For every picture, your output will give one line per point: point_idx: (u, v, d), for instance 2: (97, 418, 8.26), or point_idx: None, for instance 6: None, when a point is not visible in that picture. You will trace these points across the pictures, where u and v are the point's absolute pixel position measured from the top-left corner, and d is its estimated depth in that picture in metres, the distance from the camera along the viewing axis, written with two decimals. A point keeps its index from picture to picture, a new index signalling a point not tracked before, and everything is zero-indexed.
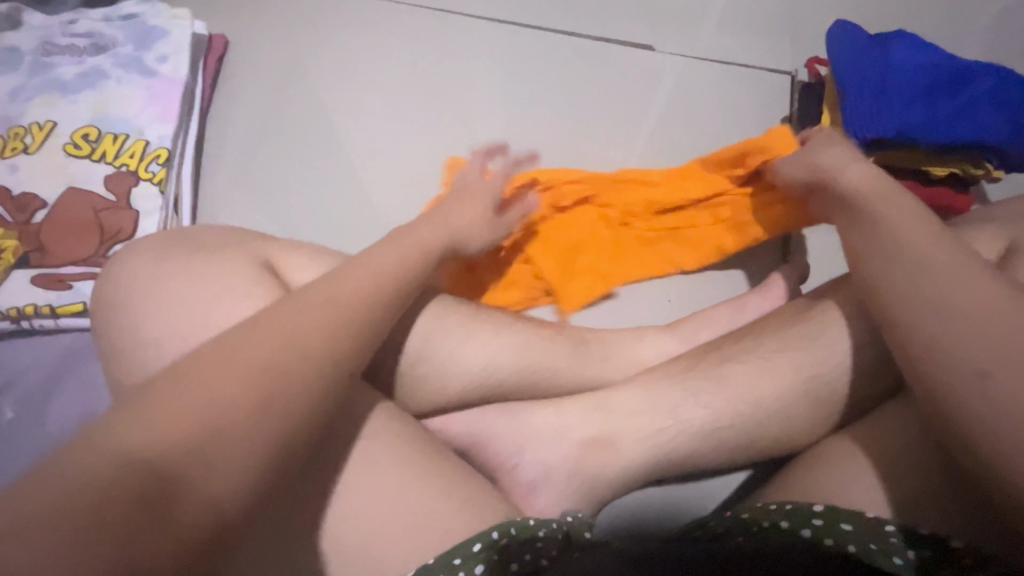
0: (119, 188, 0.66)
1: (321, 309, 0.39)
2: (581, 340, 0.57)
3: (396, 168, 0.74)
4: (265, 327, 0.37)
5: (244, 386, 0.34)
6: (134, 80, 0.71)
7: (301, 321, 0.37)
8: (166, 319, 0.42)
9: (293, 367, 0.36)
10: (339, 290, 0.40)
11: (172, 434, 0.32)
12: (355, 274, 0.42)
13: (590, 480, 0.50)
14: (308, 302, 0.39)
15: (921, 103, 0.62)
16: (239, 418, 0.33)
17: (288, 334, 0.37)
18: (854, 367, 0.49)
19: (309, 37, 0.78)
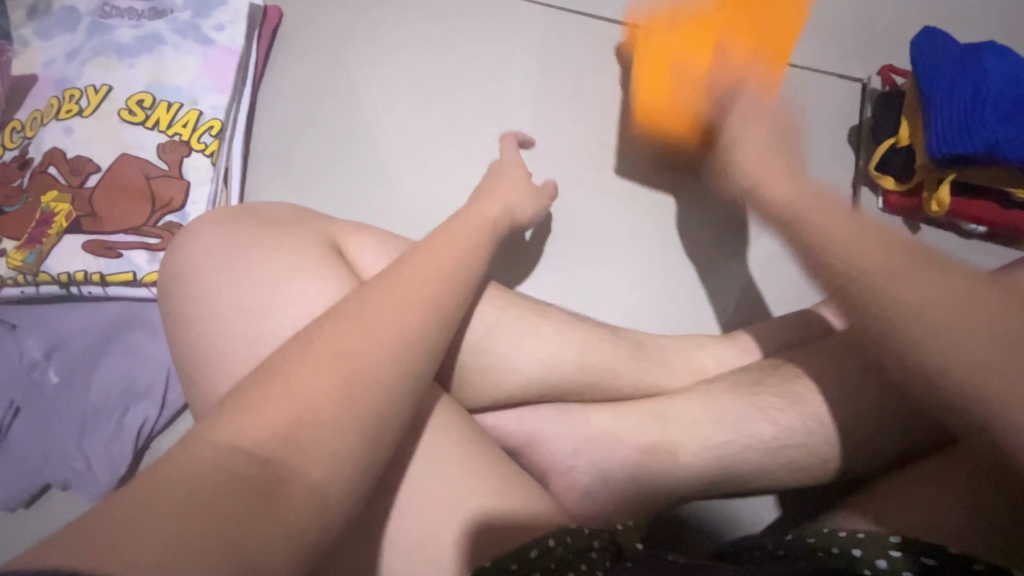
0: (171, 158, 0.65)
1: (402, 298, 0.40)
2: (638, 344, 0.56)
3: (449, 154, 0.73)
4: (351, 318, 0.38)
5: (332, 374, 0.35)
6: (191, 48, 0.70)
7: (385, 312, 0.39)
8: (241, 295, 0.42)
9: (375, 352, 0.37)
10: (419, 281, 0.42)
11: (272, 424, 0.33)
12: (424, 265, 0.43)
13: (646, 490, 0.48)
14: (389, 292, 0.40)
15: (1014, 119, 0.58)
16: (330, 403, 0.34)
17: (372, 322, 0.38)
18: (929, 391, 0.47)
19: (365, 14, 0.76)
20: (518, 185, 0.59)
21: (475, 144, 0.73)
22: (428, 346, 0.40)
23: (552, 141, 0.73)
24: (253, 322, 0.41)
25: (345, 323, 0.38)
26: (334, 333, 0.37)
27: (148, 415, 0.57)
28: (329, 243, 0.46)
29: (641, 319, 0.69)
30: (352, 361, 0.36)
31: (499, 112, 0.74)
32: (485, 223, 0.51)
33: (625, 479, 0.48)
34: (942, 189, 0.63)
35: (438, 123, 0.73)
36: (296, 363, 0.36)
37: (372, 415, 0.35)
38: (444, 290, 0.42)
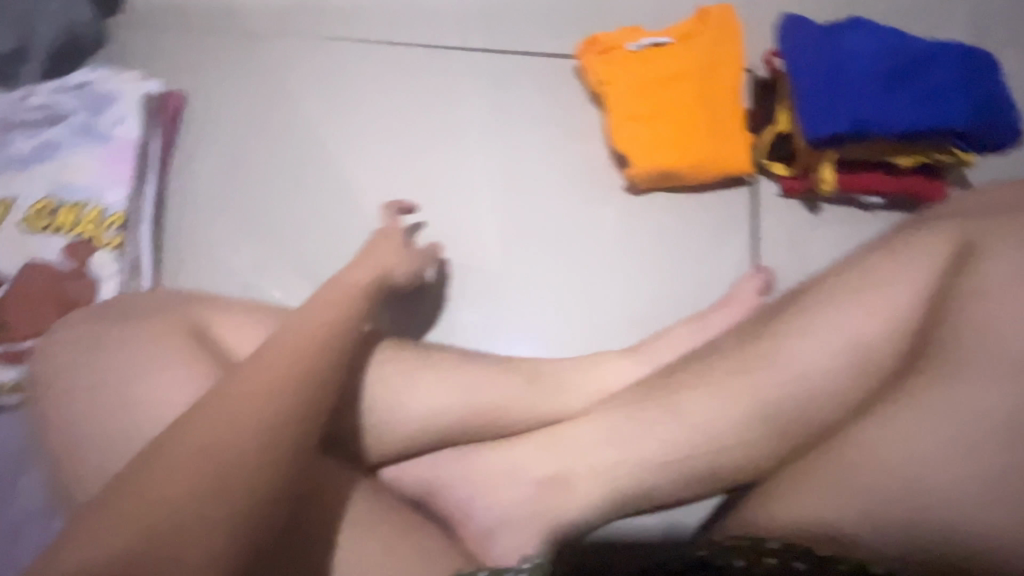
0: (78, 257, 0.68)
1: (264, 380, 0.41)
2: (536, 373, 0.55)
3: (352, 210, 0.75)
4: (208, 412, 0.39)
5: (188, 478, 0.35)
6: (89, 148, 0.73)
7: (242, 398, 0.39)
8: (104, 396, 0.43)
9: (235, 445, 0.37)
10: (280, 357, 0.42)
11: (124, 544, 0.33)
12: (288, 337, 0.44)
13: (545, 525, 0.48)
14: (249, 377, 0.41)
15: (876, 94, 0.59)
16: (187, 511, 0.35)
17: (229, 412, 0.38)
18: (829, 386, 0.44)
19: (262, 90, 0.80)
20: (390, 242, 0.60)
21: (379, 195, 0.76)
22: (295, 424, 0.40)
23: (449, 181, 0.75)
24: (118, 421, 0.43)
25: (202, 420, 0.38)
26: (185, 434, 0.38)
27: None
28: (192, 329, 0.47)
29: (559, 342, 0.69)
30: (211, 461, 0.36)
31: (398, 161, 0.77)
32: (356, 284, 0.52)
33: (522, 516, 0.48)
34: (823, 170, 0.63)
35: (340, 182, 0.77)
36: (144, 475, 0.36)
37: (233, 512, 0.36)
38: (310, 360, 0.43)
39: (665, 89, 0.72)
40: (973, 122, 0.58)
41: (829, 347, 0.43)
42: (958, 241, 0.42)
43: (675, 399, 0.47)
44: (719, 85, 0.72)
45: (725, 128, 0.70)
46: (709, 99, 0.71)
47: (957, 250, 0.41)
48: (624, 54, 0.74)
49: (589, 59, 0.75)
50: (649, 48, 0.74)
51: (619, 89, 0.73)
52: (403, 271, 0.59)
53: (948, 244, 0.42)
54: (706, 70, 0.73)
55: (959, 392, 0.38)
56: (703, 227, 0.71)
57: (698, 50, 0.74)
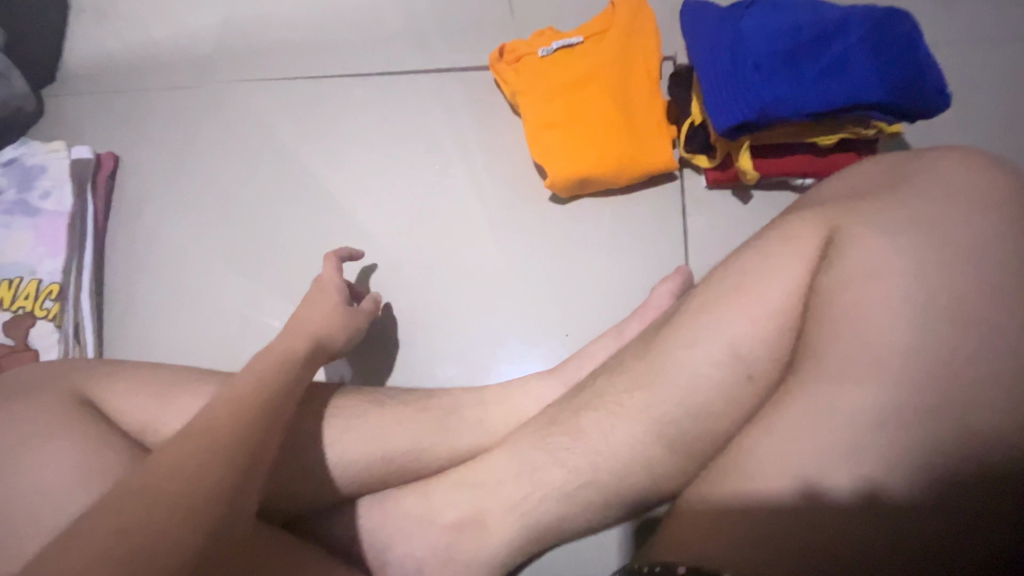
0: (16, 332, 0.69)
1: (191, 460, 0.37)
2: (453, 407, 0.54)
3: (281, 252, 0.75)
4: (125, 505, 0.34)
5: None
6: (22, 222, 0.74)
7: (168, 483, 0.35)
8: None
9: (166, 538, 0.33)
10: (208, 434, 0.38)
11: None
12: (215, 411, 0.41)
13: (463, 568, 0.46)
14: (174, 458, 0.37)
15: (783, 73, 0.55)
16: None
17: (151, 502, 0.34)
18: (731, 397, 0.41)
19: (190, 144, 0.81)
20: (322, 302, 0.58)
21: (306, 234, 0.75)
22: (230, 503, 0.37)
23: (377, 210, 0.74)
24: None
25: (119, 513, 0.33)
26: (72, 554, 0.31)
27: None
28: (90, 405, 0.47)
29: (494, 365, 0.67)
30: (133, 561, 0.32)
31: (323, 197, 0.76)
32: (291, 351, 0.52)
33: (437, 560, 0.47)
34: (742, 158, 0.59)
35: (269, 224, 0.76)
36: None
37: None
38: (243, 431, 0.40)
39: (576, 92, 0.70)
40: (892, 92, 0.54)
41: (720, 358, 0.41)
42: (828, 228, 0.41)
43: (579, 423, 0.46)
44: (632, 81, 0.69)
45: (638, 126, 0.67)
46: (621, 97, 0.69)
47: (826, 238, 0.40)
48: (534, 60, 0.73)
49: (500, 68, 0.74)
50: (559, 51, 0.72)
51: (530, 97, 0.71)
52: (339, 332, 0.58)
53: (814, 237, 0.41)
54: (617, 67, 0.70)
55: (847, 391, 0.35)
56: (631, 230, 0.68)
57: (609, 47, 0.71)
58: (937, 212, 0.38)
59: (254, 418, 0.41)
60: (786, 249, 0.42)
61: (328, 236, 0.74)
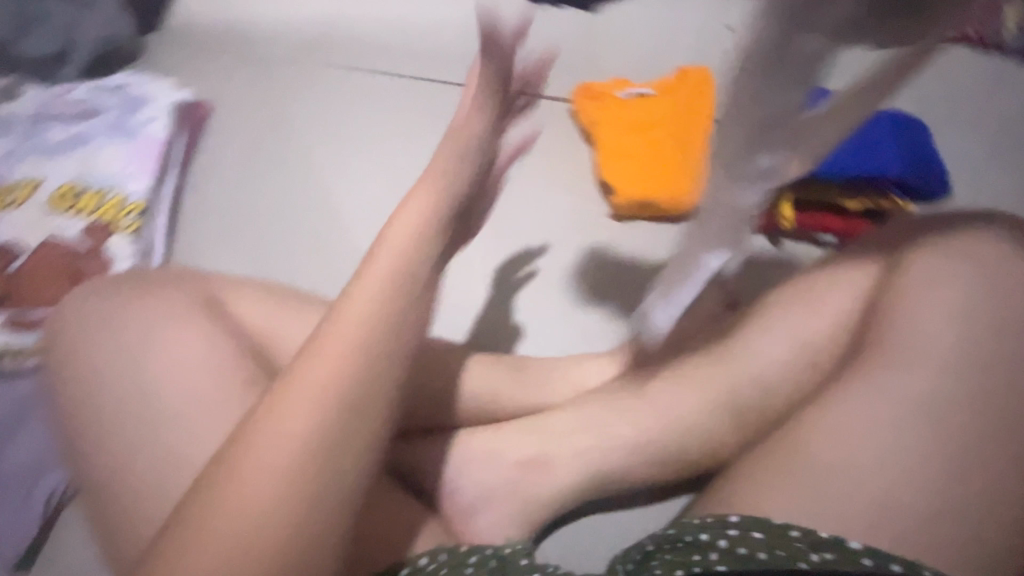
0: (95, 240, 0.71)
1: (314, 392, 0.37)
2: (523, 366, 0.60)
3: (351, 201, 0.78)
4: (267, 433, 0.36)
5: (273, 497, 0.35)
6: (118, 141, 0.78)
7: (295, 418, 0.36)
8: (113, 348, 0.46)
9: (305, 468, 0.36)
10: (322, 371, 0.38)
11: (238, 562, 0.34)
12: (336, 336, 0.39)
13: (525, 504, 0.52)
14: (301, 387, 0.38)
15: (828, 143, 0.70)
16: (276, 528, 0.35)
17: (289, 433, 0.36)
18: (786, 377, 0.51)
19: (281, 101, 0.85)
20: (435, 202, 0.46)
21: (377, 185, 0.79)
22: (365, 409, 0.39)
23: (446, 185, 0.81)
24: (126, 371, 0.45)
25: (263, 434, 0.36)
26: (239, 475, 0.35)
27: (55, 483, 0.59)
28: (207, 297, 0.50)
29: (548, 347, 0.72)
30: (284, 481, 0.35)
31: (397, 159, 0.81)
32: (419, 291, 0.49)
33: (503, 491, 0.52)
34: (782, 207, 0.72)
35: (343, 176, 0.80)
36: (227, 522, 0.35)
37: (317, 528, 0.36)
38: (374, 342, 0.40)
39: (646, 129, 0.82)
40: (906, 172, 0.69)
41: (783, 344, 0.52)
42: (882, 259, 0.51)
43: (647, 390, 0.54)
44: (694, 129, 0.82)
45: (696, 165, 0.79)
46: (683, 140, 0.81)
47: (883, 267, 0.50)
48: (612, 99, 0.85)
49: (582, 102, 0.85)
50: (634, 97, 0.85)
51: (607, 128, 0.82)
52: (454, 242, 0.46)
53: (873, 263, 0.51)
54: (683, 116, 0.83)
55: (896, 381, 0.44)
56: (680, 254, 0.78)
57: (676, 101, 0.84)
58: (980, 258, 0.46)
59: (364, 335, 0.40)
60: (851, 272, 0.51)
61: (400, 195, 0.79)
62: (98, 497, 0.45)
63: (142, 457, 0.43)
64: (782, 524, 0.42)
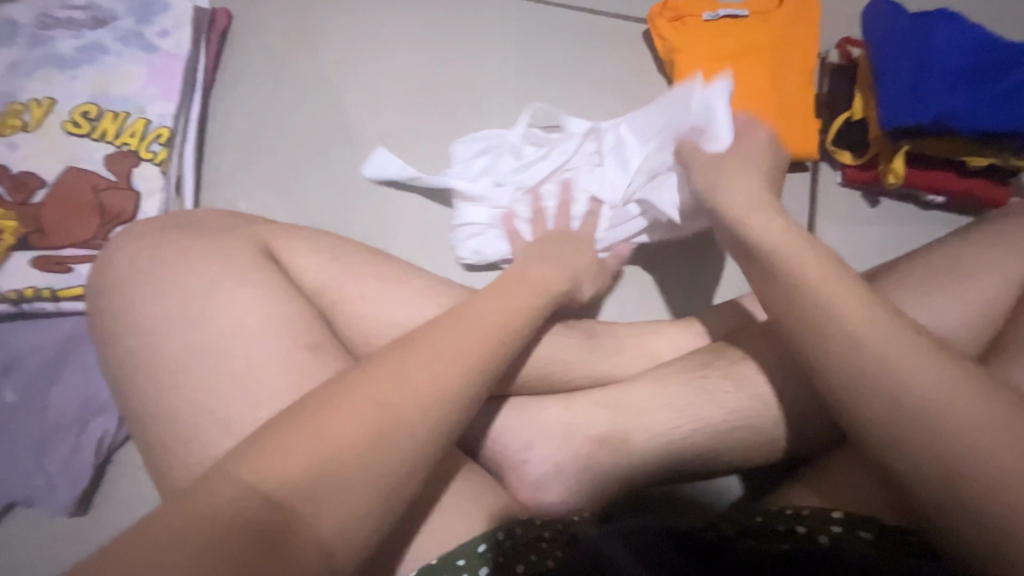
0: (120, 169, 0.64)
1: (438, 355, 0.36)
2: (593, 333, 0.55)
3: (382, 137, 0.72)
4: (395, 372, 0.35)
5: (362, 424, 0.32)
6: (135, 56, 0.69)
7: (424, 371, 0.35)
8: (126, 340, 0.41)
9: (396, 435, 0.33)
10: (458, 325, 0.39)
11: (300, 465, 0.31)
12: (472, 313, 0.40)
13: (598, 481, 0.48)
14: (435, 346, 0.37)
15: (964, 87, 0.59)
16: (356, 455, 0.32)
17: (415, 380, 0.35)
18: None
19: (319, 14, 0.75)
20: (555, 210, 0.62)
21: (412, 121, 0.73)
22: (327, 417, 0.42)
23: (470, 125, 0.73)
24: (185, 328, 0.40)
25: (393, 368, 0.35)
26: (337, 411, 0.33)
27: (105, 429, 0.57)
28: (262, 249, 0.44)
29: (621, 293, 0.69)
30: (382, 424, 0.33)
31: (425, 95, 0.74)
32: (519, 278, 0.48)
33: (575, 469, 0.48)
34: (896, 160, 0.63)
35: (387, 111, 0.73)
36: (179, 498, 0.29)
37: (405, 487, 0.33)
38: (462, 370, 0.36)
39: (736, 62, 0.70)
40: None
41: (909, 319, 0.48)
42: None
43: (740, 371, 0.49)
44: (793, 66, 0.70)
45: (792, 110, 0.68)
46: (779, 79, 0.69)
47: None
48: (697, 23, 0.72)
49: (659, 23, 0.72)
50: (724, 19, 0.72)
51: (691, 56, 0.71)
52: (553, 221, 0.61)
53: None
54: (780, 47, 0.70)
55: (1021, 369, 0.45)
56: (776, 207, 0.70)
57: (775, 27, 0.71)
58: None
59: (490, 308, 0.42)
60: (987, 255, 0.50)
61: (437, 135, 0.73)
62: (151, 466, 0.41)
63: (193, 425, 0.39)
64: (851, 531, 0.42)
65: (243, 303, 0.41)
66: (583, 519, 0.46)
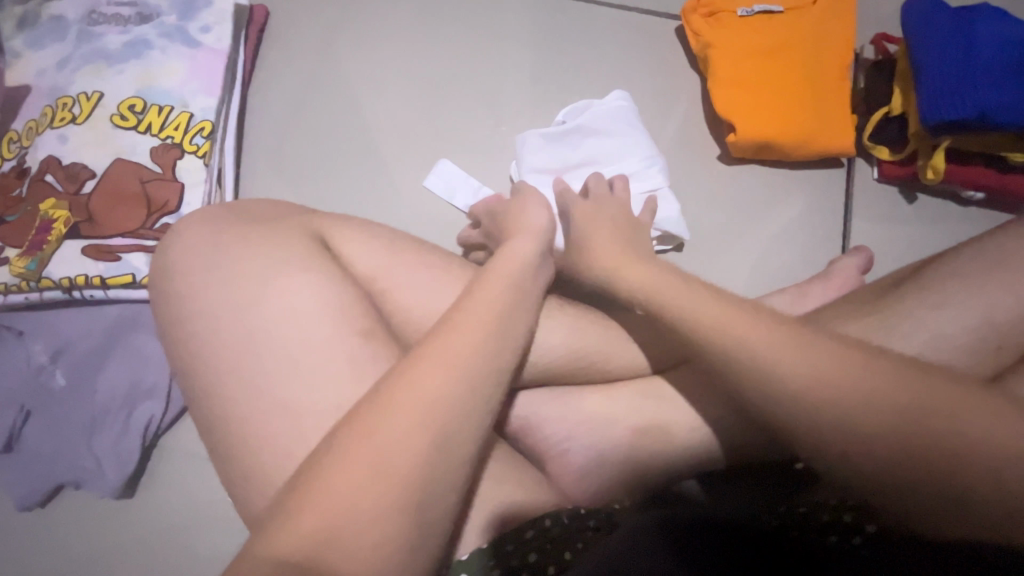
0: (165, 161, 0.66)
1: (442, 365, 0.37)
2: (632, 325, 0.56)
3: (417, 132, 0.74)
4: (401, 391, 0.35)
5: (381, 448, 0.33)
6: (178, 51, 0.70)
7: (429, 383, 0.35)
8: (186, 323, 0.42)
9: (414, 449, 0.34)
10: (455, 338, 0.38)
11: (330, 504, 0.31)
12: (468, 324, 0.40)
13: (640, 469, 0.49)
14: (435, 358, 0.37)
15: (1008, 82, 0.58)
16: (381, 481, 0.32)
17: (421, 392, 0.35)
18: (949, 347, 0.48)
19: (354, 11, 0.76)
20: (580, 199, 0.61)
21: (446, 116, 0.74)
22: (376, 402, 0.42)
23: (502, 120, 0.74)
24: (245, 313, 0.41)
25: (399, 387, 0.35)
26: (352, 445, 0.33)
27: (152, 414, 0.59)
28: (315, 237, 0.45)
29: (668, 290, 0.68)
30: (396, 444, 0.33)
31: (458, 90, 0.75)
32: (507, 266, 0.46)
33: (617, 458, 0.49)
34: (936, 156, 0.63)
35: (422, 106, 0.74)
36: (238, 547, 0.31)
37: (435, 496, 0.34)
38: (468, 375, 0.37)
39: (772, 57, 0.70)
40: None
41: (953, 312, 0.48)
42: None
43: None
44: (830, 61, 0.70)
45: (828, 105, 0.68)
46: (816, 74, 0.69)
47: None
48: (732, 18, 0.72)
49: (693, 19, 0.73)
50: (759, 15, 0.72)
51: (726, 51, 0.71)
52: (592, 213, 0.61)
53: None
54: (817, 43, 0.70)
55: None
56: (809, 203, 0.70)
57: (811, 22, 0.71)
58: None
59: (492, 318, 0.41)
60: None
61: (470, 130, 0.74)
62: (210, 446, 0.42)
63: (253, 407, 0.40)
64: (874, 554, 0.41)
65: (300, 289, 0.42)
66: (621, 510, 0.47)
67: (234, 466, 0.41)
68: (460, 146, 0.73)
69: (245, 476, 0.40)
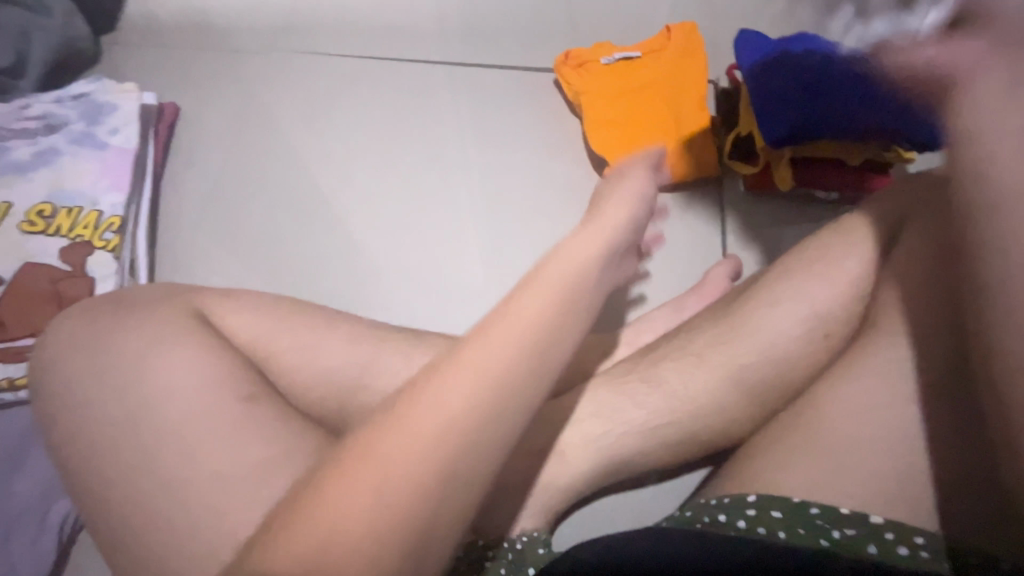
0: (74, 259, 0.69)
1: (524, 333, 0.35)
2: None
3: (325, 200, 0.78)
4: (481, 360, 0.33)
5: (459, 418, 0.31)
6: (87, 154, 0.74)
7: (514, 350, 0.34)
8: (70, 414, 0.44)
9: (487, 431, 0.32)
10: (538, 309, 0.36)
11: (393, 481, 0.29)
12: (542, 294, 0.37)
13: (536, 496, 0.51)
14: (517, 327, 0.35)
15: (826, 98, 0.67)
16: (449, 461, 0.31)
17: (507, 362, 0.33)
18: (804, 334, 0.52)
19: (260, 99, 0.82)
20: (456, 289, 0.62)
21: (353, 182, 0.79)
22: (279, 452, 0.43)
23: (408, 179, 0.79)
24: (126, 396, 0.43)
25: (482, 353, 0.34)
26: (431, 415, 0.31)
27: (67, 510, 0.59)
28: (197, 315, 0.48)
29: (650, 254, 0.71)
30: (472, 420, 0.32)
31: (365, 156, 0.80)
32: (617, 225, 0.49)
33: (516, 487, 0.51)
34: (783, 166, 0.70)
35: (332, 176, 0.79)
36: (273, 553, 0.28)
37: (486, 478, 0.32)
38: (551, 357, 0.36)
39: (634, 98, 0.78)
40: None
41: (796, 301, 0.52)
42: None
43: (656, 373, 0.54)
44: (686, 96, 0.78)
45: (688, 135, 0.76)
46: (674, 108, 0.77)
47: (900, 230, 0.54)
48: (597, 68, 0.80)
49: (565, 71, 0.80)
50: (620, 62, 0.80)
51: (594, 98, 0.78)
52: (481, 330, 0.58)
53: None
54: (672, 81, 0.78)
55: None
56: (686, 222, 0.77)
57: (666, 64, 0.79)
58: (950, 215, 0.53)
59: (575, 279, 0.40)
60: None
61: (377, 193, 0.79)
62: (101, 530, 0.43)
63: (137, 491, 0.41)
64: (802, 501, 0.44)
65: (182, 365, 0.44)
66: (547, 555, 0.49)
67: (119, 548, 0.42)
68: (370, 208, 0.78)
69: (131, 555, 0.41)
